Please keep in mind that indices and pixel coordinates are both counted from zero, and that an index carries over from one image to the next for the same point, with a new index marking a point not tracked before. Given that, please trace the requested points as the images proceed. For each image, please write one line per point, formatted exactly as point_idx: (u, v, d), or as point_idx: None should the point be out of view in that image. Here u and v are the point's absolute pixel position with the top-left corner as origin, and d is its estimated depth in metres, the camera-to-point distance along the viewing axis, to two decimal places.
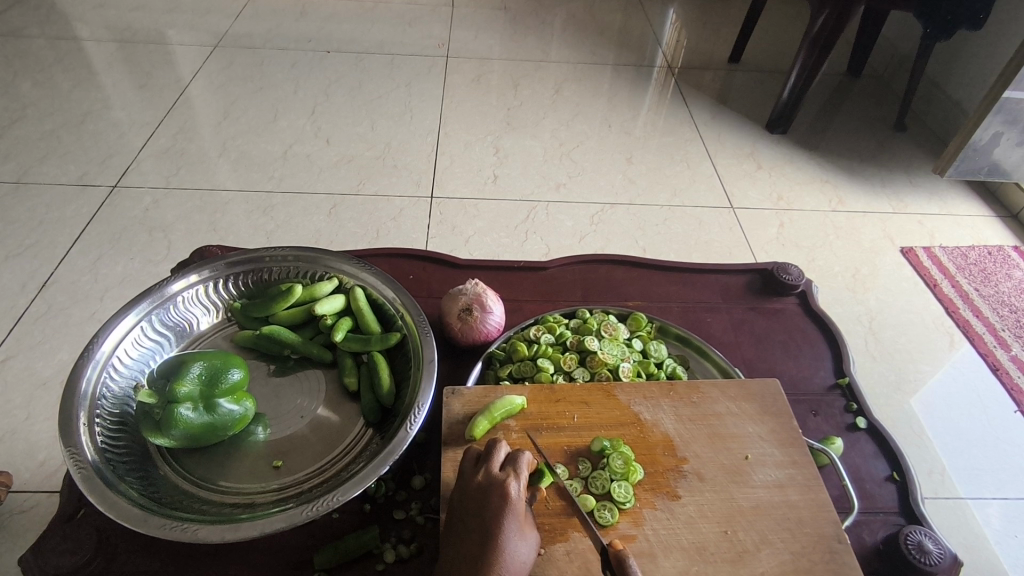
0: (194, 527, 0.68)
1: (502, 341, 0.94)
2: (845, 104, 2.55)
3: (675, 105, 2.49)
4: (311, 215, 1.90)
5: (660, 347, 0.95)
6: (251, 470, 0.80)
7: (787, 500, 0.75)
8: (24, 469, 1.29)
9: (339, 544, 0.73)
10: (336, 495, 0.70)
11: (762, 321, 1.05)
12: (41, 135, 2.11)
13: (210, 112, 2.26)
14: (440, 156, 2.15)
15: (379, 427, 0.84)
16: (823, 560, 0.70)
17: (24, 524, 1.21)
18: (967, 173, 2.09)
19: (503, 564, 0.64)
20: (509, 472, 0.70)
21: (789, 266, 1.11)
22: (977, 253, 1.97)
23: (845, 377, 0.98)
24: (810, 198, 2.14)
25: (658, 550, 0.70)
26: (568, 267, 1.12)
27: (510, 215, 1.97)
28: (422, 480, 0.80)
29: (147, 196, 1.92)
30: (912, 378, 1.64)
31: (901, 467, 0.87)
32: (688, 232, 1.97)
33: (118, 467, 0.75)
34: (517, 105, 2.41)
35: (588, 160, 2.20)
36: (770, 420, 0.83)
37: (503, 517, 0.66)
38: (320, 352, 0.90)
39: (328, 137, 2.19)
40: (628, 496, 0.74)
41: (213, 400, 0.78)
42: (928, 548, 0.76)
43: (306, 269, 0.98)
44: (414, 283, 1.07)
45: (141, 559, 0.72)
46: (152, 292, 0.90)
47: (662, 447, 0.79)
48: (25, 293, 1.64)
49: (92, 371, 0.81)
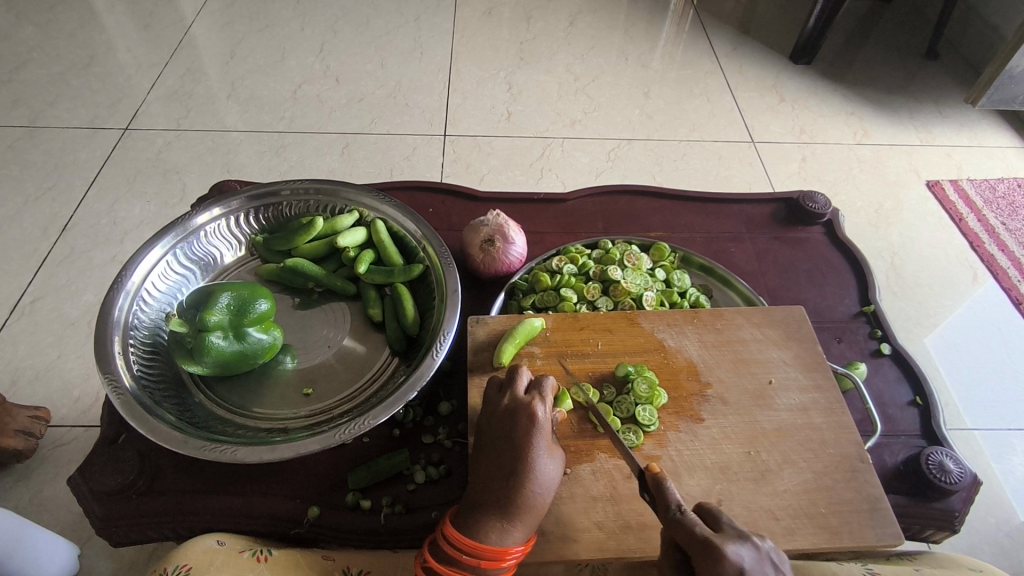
0: (233, 449, 0.70)
1: (524, 272, 0.93)
2: (874, 31, 2.43)
3: (695, 37, 2.39)
4: (324, 155, 1.88)
5: (683, 276, 0.94)
6: (282, 396, 0.82)
7: (811, 423, 0.76)
8: (60, 405, 1.33)
9: (370, 465, 0.75)
10: (367, 419, 0.72)
11: (787, 250, 1.04)
12: (48, 78, 2.08)
13: (216, 51, 2.20)
14: (452, 93, 2.10)
15: (405, 355, 0.86)
16: (845, 478, 0.72)
17: (66, 455, 1.26)
18: (1000, 102, 2.00)
19: (533, 481, 0.66)
20: (535, 396, 0.71)
21: (815, 195, 1.09)
22: (1006, 185, 1.91)
23: (870, 305, 0.97)
24: (834, 131, 2.07)
25: (683, 469, 0.72)
26: (589, 199, 1.10)
27: (525, 153, 1.93)
28: (449, 406, 0.82)
29: (158, 138, 1.91)
30: (932, 313, 1.63)
31: (925, 392, 0.87)
32: (708, 168, 1.93)
33: (155, 394, 0.77)
34: (530, 39, 2.33)
35: (604, 96, 2.14)
36: (795, 346, 0.83)
37: (531, 437, 0.67)
38: (344, 285, 0.91)
39: (337, 75, 2.13)
40: (653, 420, 0.75)
41: (243, 329, 0.79)
42: (949, 468, 0.77)
43: (326, 203, 0.98)
44: (434, 216, 1.06)
45: (182, 480, 0.75)
46: (176, 226, 0.90)
47: (685, 372, 0.79)
48: (47, 237, 1.65)
49: (122, 302, 0.82)
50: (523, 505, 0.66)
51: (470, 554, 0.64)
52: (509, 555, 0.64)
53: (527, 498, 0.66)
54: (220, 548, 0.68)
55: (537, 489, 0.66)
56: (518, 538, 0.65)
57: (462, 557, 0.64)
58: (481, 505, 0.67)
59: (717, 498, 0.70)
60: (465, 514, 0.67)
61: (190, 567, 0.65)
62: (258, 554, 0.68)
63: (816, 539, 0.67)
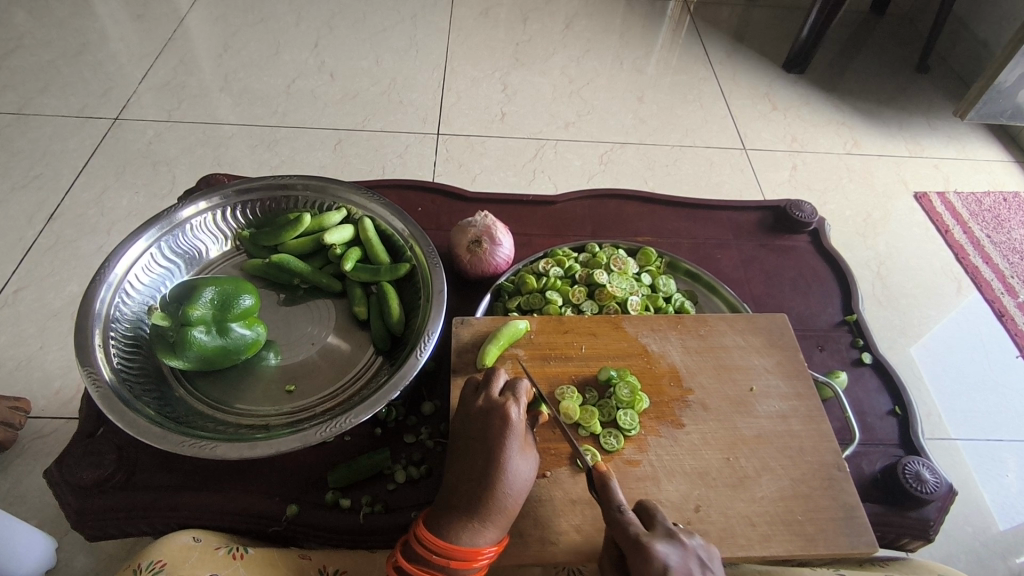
0: (212, 444, 0.70)
1: (511, 274, 0.93)
2: (867, 42, 2.45)
3: (690, 43, 2.40)
4: (316, 150, 1.87)
5: (669, 281, 0.95)
6: (264, 392, 0.81)
7: (790, 430, 0.77)
8: (41, 397, 1.32)
9: (351, 464, 0.75)
10: (348, 417, 0.72)
11: (773, 259, 1.05)
12: (38, 65, 2.05)
13: (210, 43, 2.19)
14: (447, 92, 2.09)
15: (389, 354, 0.86)
16: (823, 486, 0.72)
17: (44, 447, 1.25)
18: (988, 116, 2.03)
19: (505, 482, 0.66)
20: (510, 397, 0.71)
21: (802, 204, 1.10)
22: (992, 199, 1.93)
23: (853, 314, 0.98)
24: (825, 141, 2.09)
25: (662, 474, 0.72)
26: (578, 202, 1.10)
27: (518, 153, 1.94)
28: (431, 407, 0.82)
29: (149, 129, 1.89)
30: (916, 323, 1.65)
31: (904, 402, 0.88)
32: (699, 173, 1.94)
33: (135, 387, 0.77)
34: (527, 40, 2.33)
35: (598, 99, 2.14)
36: (777, 353, 0.83)
37: (504, 438, 0.68)
38: (330, 282, 0.91)
39: (331, 70, 2.12)
40: (634, 424, 0.75)
41: (225, 324, 0.79)
42: (925, 477, 0.78)
43: (314, 199, 0.97)
44: (422, 215, 1.06)
45: (160, 474, 0.74)
46: (162, 218, 0.90)
47: (668, 378, 0.80)
48: (31, 226, 1.63)
49: (105, 293, 0.81)
50: (494, 505, 0.65)
51: (440, 554, 0.64)
52: (480, 555, 0.64)
53: (498, 499, 0.66)
54: (196, 546, 0.68)
55: (509, 490, 0.66)
56: (490, 539, 0.65)
57: (433, 558, 0.64)
58: (453, 505, 0.67)
59: (694, 504, 0.70)
60: (438, 515, 0.67)
61: (164, 564, 0.65)
62: (234, 551, 0.68)
63: (791, 546, 0.68)
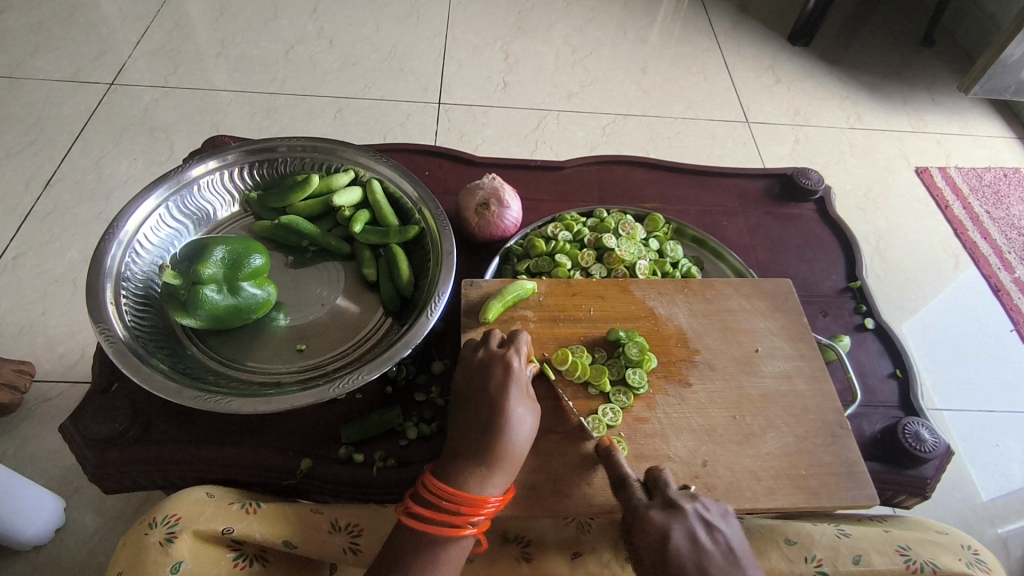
0: (228, 400, 0.71)
1: (520, 238, 0.94)
2: (873, 14, 2.42)
3: (694, 14, 2.37)
4: (316, 118, 1.85)
5: (676, 247, 0.96)
6: (276, 350, 0.82)
7: (794, 389, 0.78)
8: (45, 360, 1.33)
9: (363, 420, 0.76)
10: (361, 373, 0.72)
11: (778, 225, 1.05)
12: (29, 28, 2.01)
13: (206, 8, 2.14)
14: (448, 61, 2.06)
15: (398, 316, 0.86)
16: (825, 442, 0.74)
17: (51, 410, 1.26)
18: (992, 91, 2.02)
19: (510, 428, 0.68)
20: (510, 349, 0.73)
21: (809, 171, 1.10)
22: (992, 175, 1.94)
23: (856, 281, 0.99)
24: (827, 114, 2.08)
25: (669, 431, 0.73)
26: (585, 168, 1.10)
27: (520, 124, 1.92)
28: (441, 365, 0.83)
29: (146, 95, 1.87)
30: (913, 297, 1.67)
31: (905, 365, 0.89)
32: (701, 146, 1.93)
33: (148, 344, 0.77)
34: (529, 8, 2.29)
35: (601, 69, 2.12)
36: (781, 316, 0.85)
37: (507, 386, 0.69)
38: (338, 244, 0.91)
39: (330, 37, 2.09)
40: (642, 382, 0.76)
41: (237, 283, 0.79)
42: (924, 437, 0.79)
43: (321, 161, 0.97)
44: (430, 179, 1.06)
45: (174, 429, 0.75)
46: (170, 177, 0.90)
47: (674, 339, 0.81)
48: (30, 192, 1.62)
49: (116, 250, 0.82)
50: (501, 451, 0.67)
51: (450, 501, 0.65)
52: (488, 502, 0.65)
53: (504, 446, 0.67)
54: (210, 500, 0.70)
55: (514, 437, 0.68)
56: (497, 486, 0.67)
57: (443, 504, 0.65)
58: (459, 455, 0.68)
59: (701, 459, 0.72)
60: (444, 465, 0.68)
61: (178, 517, 0.67)
62: (247, 506, 0.70)
63: (794, 499, 0.70)
